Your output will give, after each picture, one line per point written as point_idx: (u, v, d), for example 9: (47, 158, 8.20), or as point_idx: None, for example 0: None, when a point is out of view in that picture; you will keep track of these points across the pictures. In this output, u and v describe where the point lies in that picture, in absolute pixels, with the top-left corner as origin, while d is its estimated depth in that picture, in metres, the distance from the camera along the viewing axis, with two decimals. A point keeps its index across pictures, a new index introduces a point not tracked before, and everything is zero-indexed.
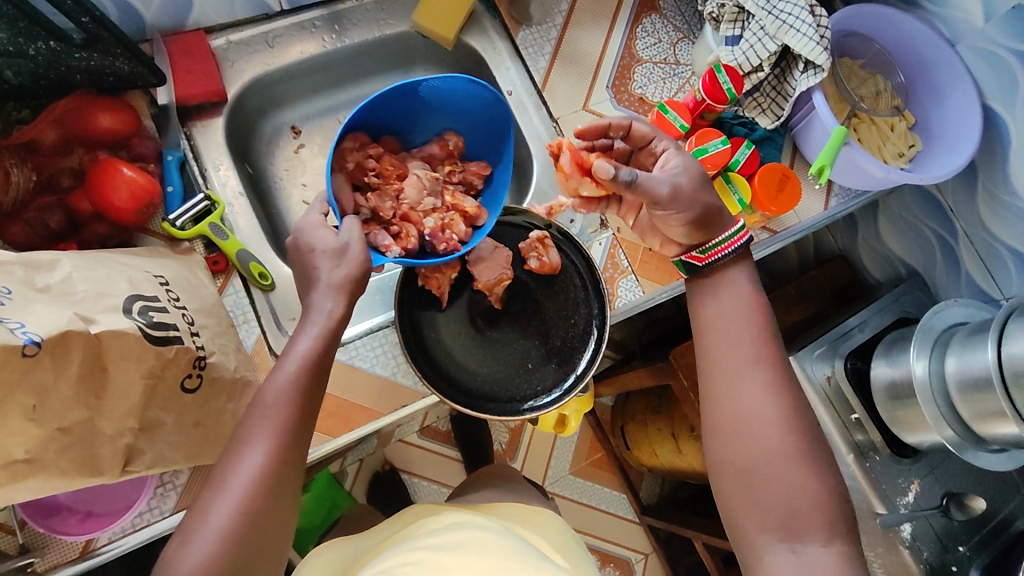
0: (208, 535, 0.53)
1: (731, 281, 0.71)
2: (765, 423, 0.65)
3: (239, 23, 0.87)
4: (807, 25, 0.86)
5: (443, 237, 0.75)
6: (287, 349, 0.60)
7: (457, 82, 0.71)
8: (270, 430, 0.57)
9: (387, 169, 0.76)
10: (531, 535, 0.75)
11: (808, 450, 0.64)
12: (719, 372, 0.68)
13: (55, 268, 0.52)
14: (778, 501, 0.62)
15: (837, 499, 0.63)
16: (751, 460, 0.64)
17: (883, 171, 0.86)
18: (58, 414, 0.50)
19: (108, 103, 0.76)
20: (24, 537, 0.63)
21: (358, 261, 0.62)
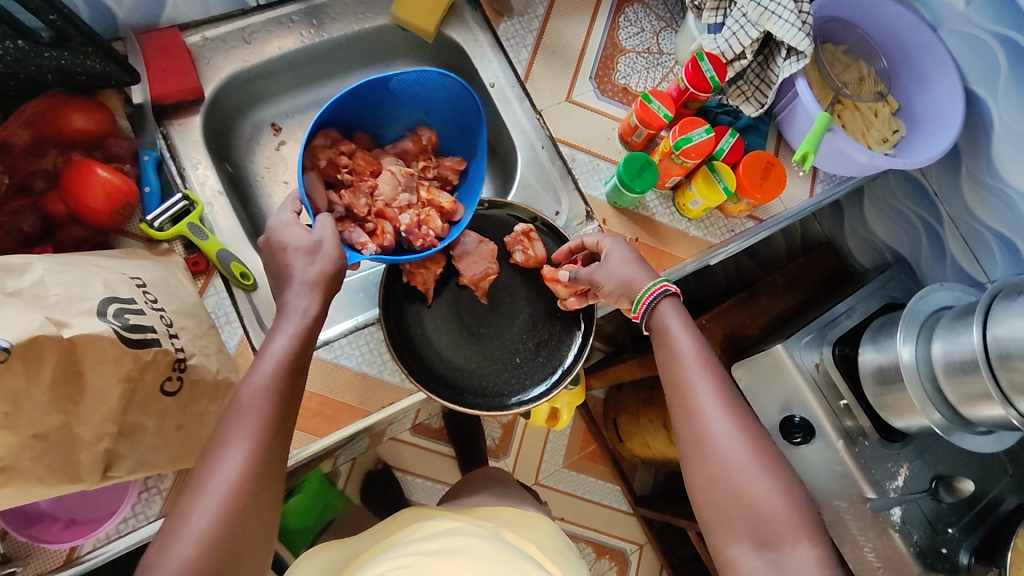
0: (187, 540, 0.52)
1: (664, 316, 0.72)
2: (728, 440, 0.65)
3: (214, 19, 0.85)
4: (789, 11, 0.85)
5: (419, 233, 0.74)
6: (264, 349, 0.60)
7: (428, 75, 0.72)
8: (249, 431, 0.56)
9: (360, 165, 0.77)
10: (521, 540, 0.73)
11: (773, 459, 0.65)
12: (678, 398, 0.69)
13: (27, 272, 0.51)
14: (752, 515, 0.62)
15: (806, 507, 0.63)
16: (721, 479, 0.64)
17: (867, 156, 0.86)
18: (33, 420, 0.49)
19: (81, 103, 0.74)
20: (5, 546, 0.62)
21: (331, 257, 0.63)
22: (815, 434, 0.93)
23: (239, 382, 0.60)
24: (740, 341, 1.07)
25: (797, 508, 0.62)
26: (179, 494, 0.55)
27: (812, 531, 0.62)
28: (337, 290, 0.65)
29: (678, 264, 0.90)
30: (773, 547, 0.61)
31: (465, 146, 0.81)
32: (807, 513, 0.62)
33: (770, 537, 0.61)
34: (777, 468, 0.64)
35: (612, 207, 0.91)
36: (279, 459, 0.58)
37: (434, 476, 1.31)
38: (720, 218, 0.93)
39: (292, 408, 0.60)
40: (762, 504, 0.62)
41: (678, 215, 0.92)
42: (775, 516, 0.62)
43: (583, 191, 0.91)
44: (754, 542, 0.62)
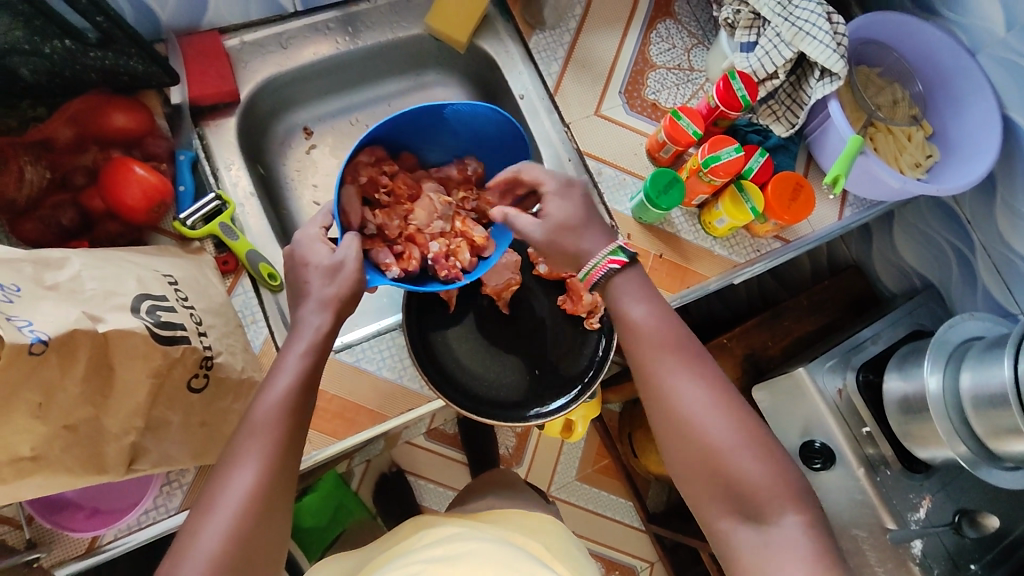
0: (197, 560, 0.52)
1: (619, 286, 0.69)
2: (703, 414, 0.63)
3: (253, 24, 0.87)
4: (823, 32, 0.85)
5: (446, 264, 0.73)
6: (277, 366, 0.61)
7: (484, 110, 0.71)
8: (258, 450, 0.57)
9: (399, 187, 0.76)
10: (529, 543, 0.73)
11: (750, 426, 0.63)
12: (646, 378, 0.66)
13: (65, 266, 0.52)
14: (735, 487, 0.61)
15: (786, 468, 0.61)
16: (701, 454, 0.62)
17: (899, 180, 0.85)
18: (64, 411, 0.49)
19: (123, 103, 0.76)
20: (31, 531, 0.64)
21: (349, 280, 0.63)
22: (836, 461, 0.92)
23: (252, 402, 0.60)
24: (763, 362, 1.07)
25: (779, 475, 0.61)
26: (189, 515, 0.55)
27: (795, 493, 0.60)
28: (353, 308, 0.65)
29: (702, 281, 0.90)
30: (756, 515, 0.60)
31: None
32: (790, 479, 0.61)
33: (754, 508, 0.60)
34: (752, 431, 0.63)
35: (636, 222, 0.90)
36: (290, 468, 0.58)
37: (447, 482, 1.31)
38: (746, 237, 0.92)
39: (306, 419, 0.61)
40: (744, 475, 0.60)
41: (704, 233, 0.91)
42: (756, 484, 0.60)
43: (609, 206, 0.91)
44: (740, 514, 0.61)
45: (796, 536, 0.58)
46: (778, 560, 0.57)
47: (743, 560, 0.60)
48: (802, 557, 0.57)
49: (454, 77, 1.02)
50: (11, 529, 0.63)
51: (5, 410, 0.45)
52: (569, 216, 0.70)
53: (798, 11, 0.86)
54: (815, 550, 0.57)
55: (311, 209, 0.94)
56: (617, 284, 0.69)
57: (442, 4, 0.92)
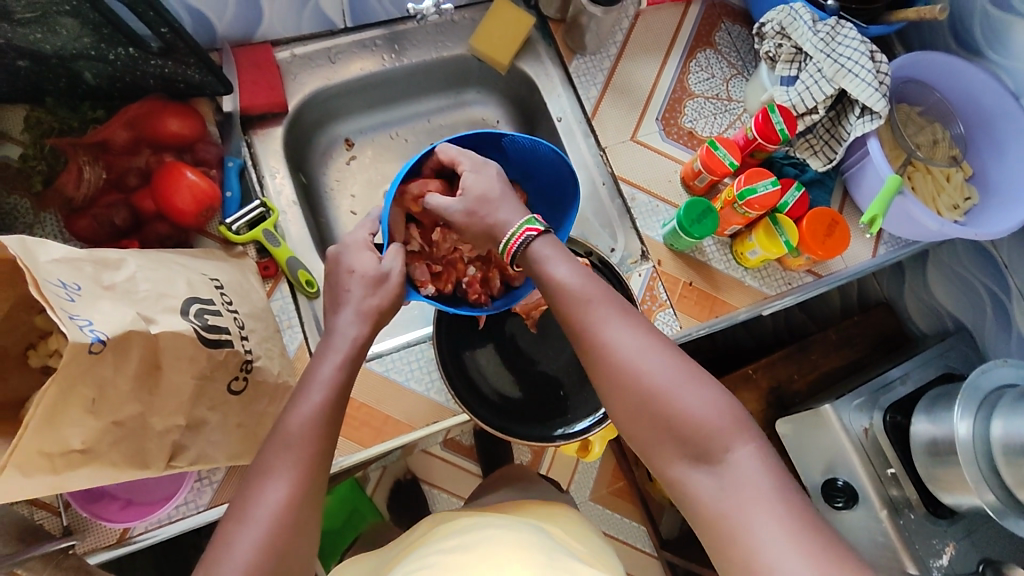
0: (233, 571, 0.52)
1: (541, 246, 0.64)
2: (640, 362, 0.59)
3: (304, 38, 0.90)
4: (866, 70, 0.85)
5: (479, 289, 0.75)
6: (311, 375, 0.62)
7: (543, 147, 0.72)
8: (292, 461, 0.58)
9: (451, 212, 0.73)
10: (547, 525, 0.74)
11: (692, 366, 0.59)
12: (581, 336, 0.62)
13: (122, 267, 0.54)
14: (684, 433, 0.57)
15: (731, 403, 0.58)
16: (645, 405, 0.58)
17: (938, 224, 0.85)
18: (114, 408, 0.51)
19: (177, 109, 0.79)
20: (67, 518, 0.66)
21: (393, 292, 0.66)
22: (859, 500, 0.91)
23: (281, 415, 0.62)
24: (787, 396, 1.06)
25: (727, 411, 0.58)
26: (221, 523, 0.56)
27: (743, 426, 0.57)
28: (390, 319, 0.67)
29: (731, 311, 0.90)
30: (708, 455, 0.57)
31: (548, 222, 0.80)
32: (737, 412, 0.58)
33: (704, 449, 0.57)
34: (693, 370, 0.59)
35: (668, 248, 0.91)
36: (321, 481, 0.60)
37: (461, 494, 1.32)
38: (778, 269, 0.92)
39: (338, 427, 0.63)
40: (693, 418, 0.57)
41: (735, 262, 0.92)
42: (704, 424, 0.57)
43: (640, 231, 0.92)
44: (693, 460, 0.57)
45: (752, 471, 0.55)
46: (737, 499, 0.54)
47: (702, 507, 0.56)
48: (762, 491, 0.54)
49: (493, 97, 1.04)
50: (49, 515, 0.65)
51: (62, 405, 0.47)
52: (485, 189, 0.66)
53: (841, 48, 0.87)
54: (772, 483, 0.55)
55: (348, 218, 0.96)
56: (539, 247, 0.64)
57: (488, 26, 0.94)
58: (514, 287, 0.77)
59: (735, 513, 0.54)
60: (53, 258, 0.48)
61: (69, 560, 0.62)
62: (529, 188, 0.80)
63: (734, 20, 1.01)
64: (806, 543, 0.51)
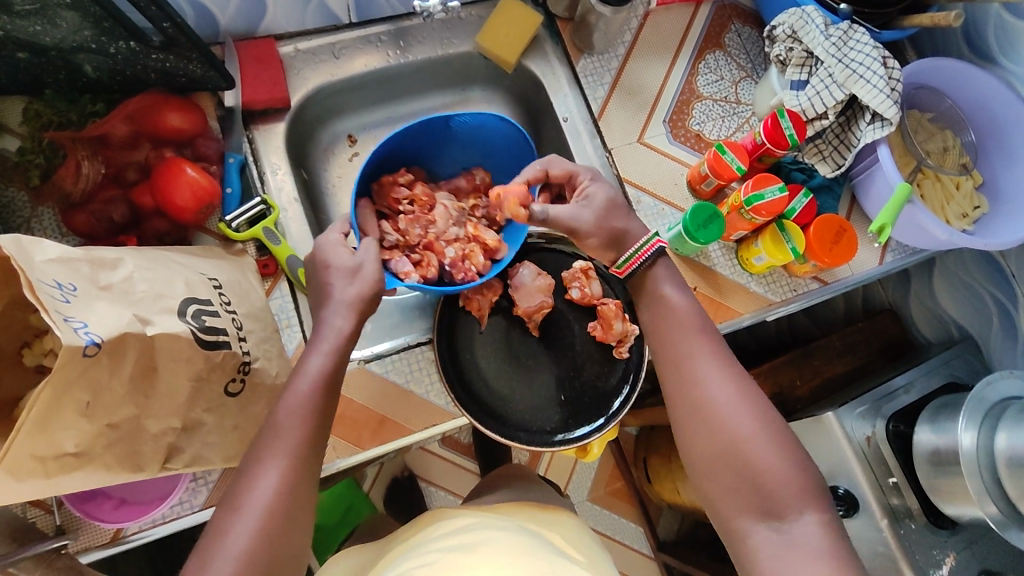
0: (227, 560, 0.52)
1: (656, 289, 0.74)
2: (732, 408, 0.65)
3: (308, 32, 0.89)
4: (878, 76, 0.84)
5: (462, 267, 0.75)
6: (300, 367, 0.61)
7: (490, 119, 0.75)
8: (284, 449, 0.57)
9: (420, 198, 0.78)
10: (547, 531, 0.73)
11: (778, 429, 0.64)
12: (682, 373, 0.68)
13: (118, 267, 0.53)
14: (757, 487, 0.61)
15: (807, 473, 0.62)
16: (727, 446, 0.64)
17: (947, 233, 0.84)
18: (108, 410, 0.50)
19: (179, 103, 0.78)
20: (60, 517, 0.65)
21: (371, 279, 0.65)
22: (859, 510, 0.89)
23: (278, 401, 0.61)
24: (790, 402, 1.05)
25: (804, 479, 0.62)
26: (216, 513, 0.56)
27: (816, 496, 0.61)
28: (372, 312, 0.66)
29: (735, 317, 0.89)
30: (775, 509, 0.60)
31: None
32: (811, 480, 0.62)
33: (773, 503, 0.61)
34: (778, 432, 0.64)
35: (674, 253, 0.90)
36: (314, 469, 0.59)
37: (458, 491, 1.31)
38: (784, 276, 0.91)
39: (328, 420, 0.62)
40: (769, 475, 0.61)
41: (740, 268, 0.91)
42: (778, 481, 0.61)
43: None
44: (761, 515, 0.61)
45: (816, 535, 0.58)
46: (796, 557, 0.57)
47: (759, 558, 0.59)
48: (822, 556, 0.57)
49: (499, 96, 1.03)
50: (41, 513, 0.65)
51: (55, 408, 0.46)
52: (610, 199, 0.75)
53: (853, 52, 0.85)
54: (832, 553, 0.57)
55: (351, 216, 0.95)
56: (660, 274, 0.74)
57: (495, 24, 0.93)
58: (497, 262, 0.77)
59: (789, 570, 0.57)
60: (48, 258, 0.47)
61: (61, 560, 0.61)
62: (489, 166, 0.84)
63: (744, 22, 1.00)
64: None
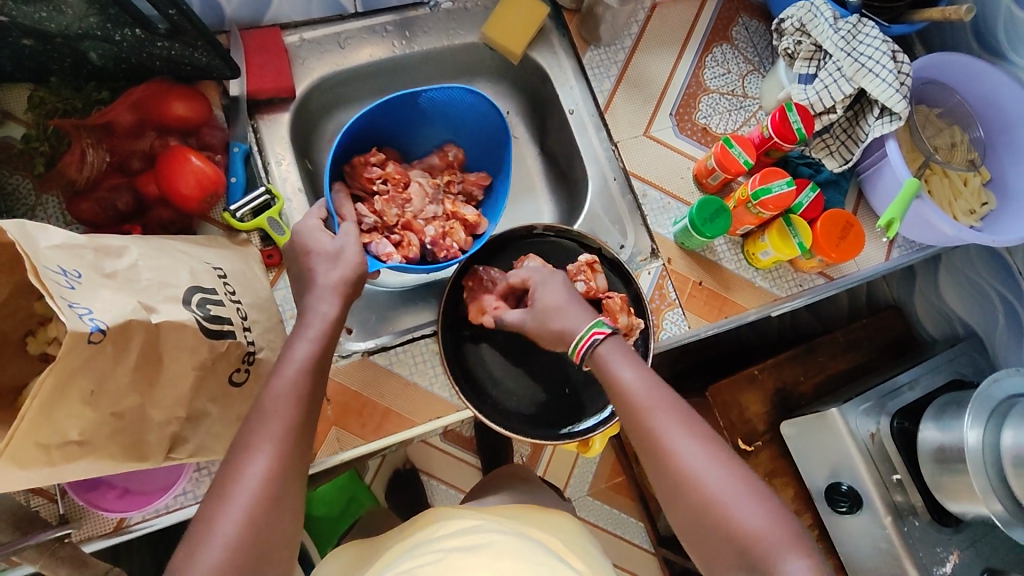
0: (213, 547, 0.51)
1: (607, 355, 0.65)
2: (707, 477, 0.59)
3: (314, 22, 0.88)
4: (887, 70, 0.84)
5: (443, 245, 0.79)
6: (286, 355, 0.60)
7: (458, 93, 0.81)
8: (272, 434, 0.57)
9: (393, 177, 0.81)
10: (546, 537, 0.73)
11: (750, 479, 0.59)
12: (644, 444, 0.62)
13: (123, 255, 0.52)
14: (743, 552, 0.56)
15: (795, 528, 0.57)
16: (708, 518, 0.58)
17: (955, 229, 0.84)
18: (112, 399, 0.50)
19: (183, 92, 0.77)
20: (63, 506, 0.65)
21: (353, 263, 0.65)
22: (862, 506, 0.90)
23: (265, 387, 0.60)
24: (793, 398, 1.04)
25: (792, 537, 0.57)
26: (204, 501, 0.55)
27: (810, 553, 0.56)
28: (357, 297, 0.66)
29: (741, 312, 0.89)
30: None
31: (487, 166, 0.89)
32: (801, 537, 0.57)
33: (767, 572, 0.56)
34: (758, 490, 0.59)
35: (679, 247, 0.89)
36: (302, 454, 0.58)
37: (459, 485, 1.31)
38: (789, 271, 0.91)
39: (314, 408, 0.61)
40: (754, 536, 0.56)
41: (746, 263, 0.90)
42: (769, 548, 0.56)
43: (651, 228, 0.90)
44: None
45: None
46: None
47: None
48: None
49: (505, 88, 1.02)
50: (45, 502, 0.64)
51: (60, 396, 0.45)
52: (553, 300, 0.69)
53: (862, 46, 0.84)
54: None
55: None
56: (607, 349, 0.65)
57: (501, 15, 0.92)
58: (475, 236, 0.82)
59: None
60: (53, 244, 0.47)
61: (64, 549, 0.61)
62: (459, 143, 0.88)
63: (751, 15, 0.99)
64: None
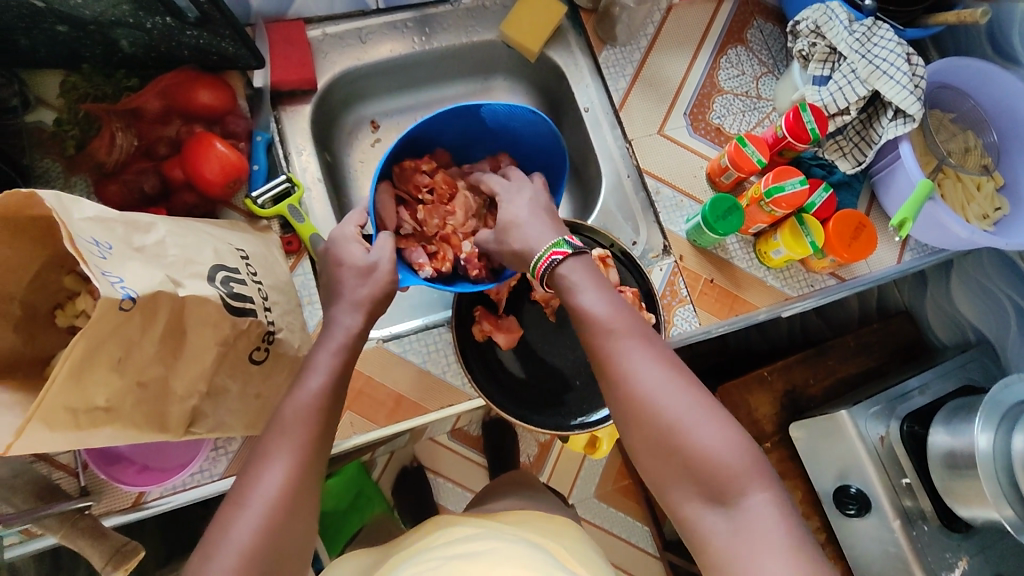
0: (228, 554, 0.51)
1: (568, 273, 0.64)
2: (664, 394, 0.57)
3: (336, 17, 0.90)
4: (902, 72, 0.84)
5: (477, 264, 0.74)
6: (310, 363, 0.62)
7: (519, 111, 0.70)
8: (291, 445, 0.57)
9: (440, 187, 0.76)
10: (547, 541, 0.73)
11: (711, 402, 0.58)
12: (605, 368, 0.61)
13: (152, 231, 0.54)
14: (700, 473, 0.55)
15: (750, 447, 0.56)
16: (663, 434, 0.56)
17: (968, 231, 0.84)
18: (138, 368, 0.51)
19: (211, 80, 0.80)
20: (85, 479, 0.66)
21: (382, 282, 0.64)
22: (871, 510, 0.90)
23: (282, 400, 0.61)
24: (802, 400, 1.04)
25: (747, 456, 0.55)
26: (219, 507, 0.55)
27: (764, 473, 0.55)
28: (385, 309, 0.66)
29: (751, 311, 0.89)
30: (721, 495, 0.54)
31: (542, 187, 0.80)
32: (755, 457, 0.55)
33: (718, 489, 0.54)
34: (714, 410, 0.57)
35: (691, 245, 0.90)
36: (320, 464, 0.59)
37: (464, 483, 1.31)
38: (801, 271, 0.91)
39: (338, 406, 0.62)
40: (712, 456, 0.55)
41: (758, 262, 0.91)
42: (721, 463, 0.54)
43: (664, 226, 0.91)
44: (707, 501, 0.55)
45: (768, 518, 0.52)
46: (749, 543, 0.51)
47: (712, 545, 0.54)
48: (776, 539, 0.51)
49: (521, 86, 1.04)
50: (66, 475, 0.66)
51: (91, 362, 0.47)
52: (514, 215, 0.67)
53: (877, 49, 0.85)
54: (787, 531, 0.52)
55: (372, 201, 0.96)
56: (567, 268, 0.64)
57: (520, 14, 0.93)
58: None
59: (750, 558, 0.51)
60: (86, 216, 0.48)
61: (85, 520, 0.62)
62: (517, 155, 0.80)
63: (767, 18, 1.00)
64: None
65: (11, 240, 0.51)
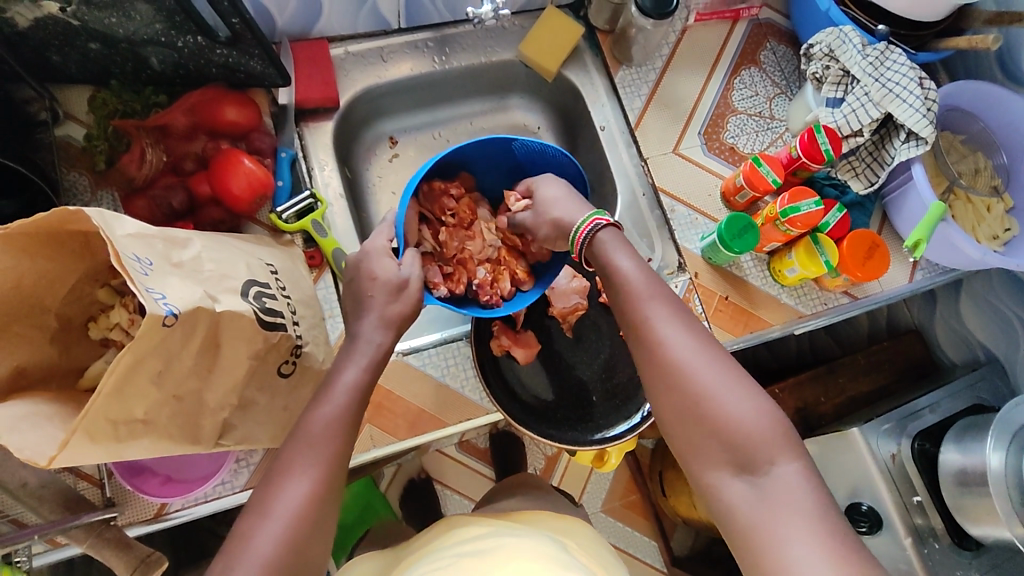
0: (252, 563, 0.51)
1: (606, 243, 0.66)
2: (695, 360, 0.58)
3: (359, 36, 0.92)
4: (914, 96, 0.86)
5: (489, 290, 0.76)
6: (336, 377, 0.62)
7: (549, 150, 0.74)
8: (317, 458, 0.57)
9: (463, 212, 0.79)
10: (562, 538, 0.74)
11: (741, 373, 0.58)
12: (637, 335, 0.62)
13: (188, 246, 0.55)
14: (727, 440, 0.56)
15: (778, 418, 0.56)
16: (692, 399, 0.58)
17: (980, 252, 0.85)
18: (175, 382, 0.52)
19: (237, 97, 0.82)
20: (110, 490, 0.67)
21: (414, 299, 0.66)
22: (883, 527, 0.89)
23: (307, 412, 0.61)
24: (813, 418, 1.05)
25: (775, 426, 0.56)
26: (242, 516, 0.55)
27: (792, 444, 0.55)
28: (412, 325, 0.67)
29: (765, 328, 0.90)
30: (747, 462, 0.55)
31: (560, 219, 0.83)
32: (784, 428, 0.56)
33: (744, 457, 0.55)
34: (744, 379, 0.58)
35: (706, 262, 0.91)
36: (342, 476, 0.59)
37: (470, 495, 1.30)
38: (814, 289, 0.92)
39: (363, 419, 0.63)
40: (739, 424, 0.55)
41: (772, 280, 0.92)
42: (749, 429, 0.55)
43: (679, 242, 0.92)
44: (734, 468, 0.55)
45: (794, 488, 0.53)
46: (775, 511, 0.52)
47: (733, 512, 0.54)
48: (802, 508, 0.51)
49: (537, 105, 1.06)
50: (89, 486, 0.67)
51: (132, 377, 0.48)
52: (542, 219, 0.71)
53: (889, 72, 0.87)
54: (813, 502, 0.52)
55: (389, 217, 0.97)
56: (606, 236, 0.66)
57: (538, 34, 0.95)
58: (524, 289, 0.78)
59: (768, 525, 0.52)
60: (128, 233, 0.49)
61: (110, 531, 0.63)
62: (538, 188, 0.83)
63: (779, 40, 1.02)
64: (836, 556, 0.48)
65: (51, 255, 0.52)
